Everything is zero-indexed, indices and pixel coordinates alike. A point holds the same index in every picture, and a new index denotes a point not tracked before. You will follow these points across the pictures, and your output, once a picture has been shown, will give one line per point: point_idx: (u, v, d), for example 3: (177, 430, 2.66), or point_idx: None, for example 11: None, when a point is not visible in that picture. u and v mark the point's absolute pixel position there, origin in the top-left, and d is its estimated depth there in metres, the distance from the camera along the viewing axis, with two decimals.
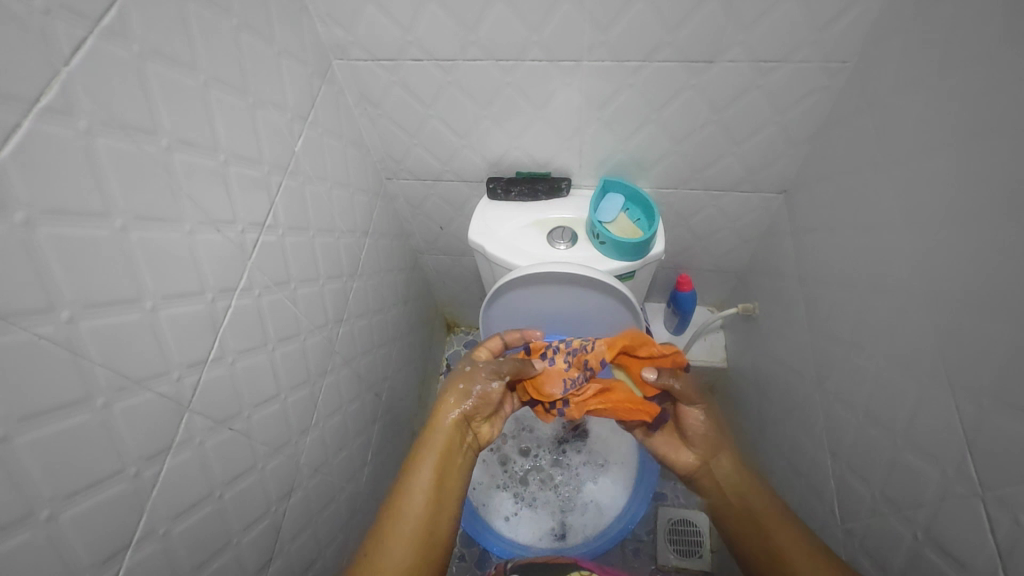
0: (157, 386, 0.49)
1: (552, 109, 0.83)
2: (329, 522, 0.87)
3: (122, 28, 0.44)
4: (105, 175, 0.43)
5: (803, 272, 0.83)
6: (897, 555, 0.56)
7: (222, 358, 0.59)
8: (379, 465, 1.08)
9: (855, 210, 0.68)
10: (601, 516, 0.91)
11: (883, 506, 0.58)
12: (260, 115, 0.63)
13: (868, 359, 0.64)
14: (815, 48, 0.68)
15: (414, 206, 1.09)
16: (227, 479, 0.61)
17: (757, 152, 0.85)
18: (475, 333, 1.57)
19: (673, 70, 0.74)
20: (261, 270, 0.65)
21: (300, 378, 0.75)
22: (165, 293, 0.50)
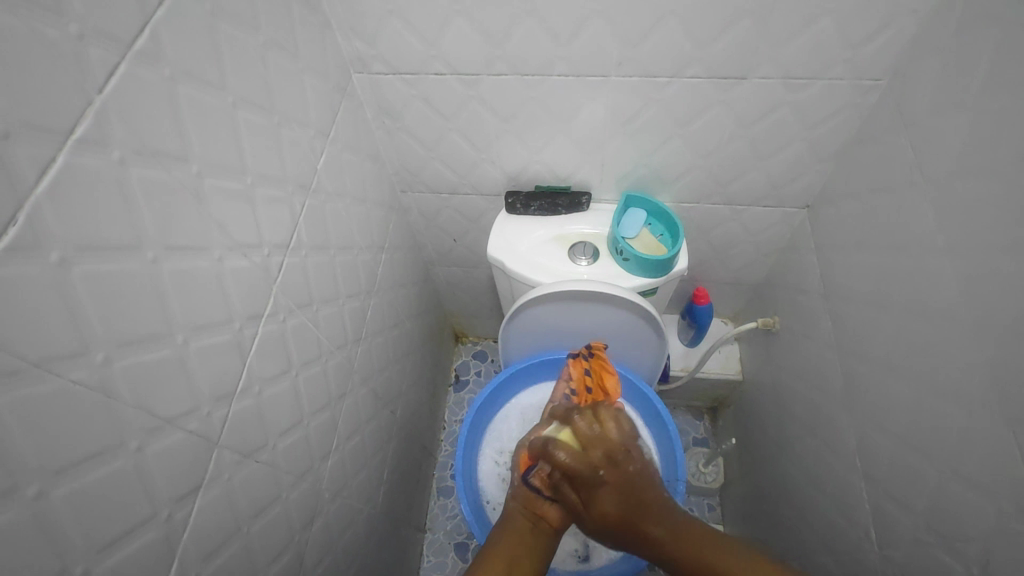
0: (188, 424, 0.48)
1: (576, 124, 0.81)
2: (347, 545, 0.86)
3: (154, 51, 0.41)
4: (139, 207, 0.41)
5: (828, 290, 0.83)
6: None
7: (249, 389, 0.57)
8: (394, 483, 1.06)
9: (889, 231, 0.67)
10: None
11: (924, 536, 0.57)
12: (285, 133, 0.61)
13: (897, 385, 0.63)
14: (848, 66, 0.67)
15: (428, 219, 1.07)
16: (253, 512, 0.59)
17: (782, 168, 0.84)
18: (484, 342, 1.55)
19: (700, 87, 0.72)
20: (286, 294, 0.63)
21: (321, 401, 0.73)
22: (196, 325, 0.48)
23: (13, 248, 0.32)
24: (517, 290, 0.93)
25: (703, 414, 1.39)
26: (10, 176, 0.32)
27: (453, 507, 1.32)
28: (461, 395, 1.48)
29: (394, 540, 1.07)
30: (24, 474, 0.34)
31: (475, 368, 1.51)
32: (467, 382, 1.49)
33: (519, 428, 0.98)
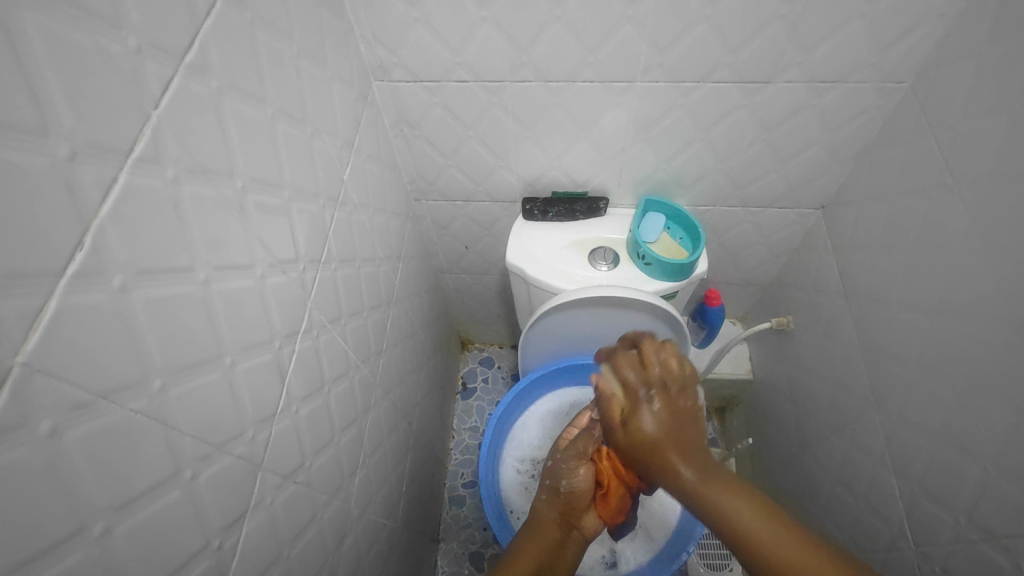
0: (236, 448, 0.46)
1: (598, 129, 0.81)
2: (373, 562, 0.84)
3: (202, 64, 0.40)
4: (190, 226, 0.39)
5: (850, 290, 0.83)
6: None
7: (288, 408, 0.55)
8: (412, 496, 1.04)
9: (917, 231, 0.68)
10: (652, 543, 0.88)
11: (970, 533, 0.58)
12: (316, 144, 0.59)
13: (937, 383, 0.63)
14: (873, 69, 0.68)
15: (440, 226, 1.06)
16: (293, 535, 0.57)
17: (800, 171, 0.85)
18: (490, 349, 1.54)
19: (727, 91, 0.73)
20: (319, 309, 0.61)
21: (349, 417, 0.72)
22: (241, 346, 0.46)
23: (79, 274, 0.30)
24: (536, 296, 0.92)
25: (712, 414, 1.40)
26: (76, 199, 0.30)
27: (466, 517, 1.30)
28: (469, 402, 1.46)
29: (413, 554, 1.05)
30: (91, 512, 0.32)
31: (482, 375, 1.50)
32: (474, 389, 1.48)
33: (541, 436, 0.97)
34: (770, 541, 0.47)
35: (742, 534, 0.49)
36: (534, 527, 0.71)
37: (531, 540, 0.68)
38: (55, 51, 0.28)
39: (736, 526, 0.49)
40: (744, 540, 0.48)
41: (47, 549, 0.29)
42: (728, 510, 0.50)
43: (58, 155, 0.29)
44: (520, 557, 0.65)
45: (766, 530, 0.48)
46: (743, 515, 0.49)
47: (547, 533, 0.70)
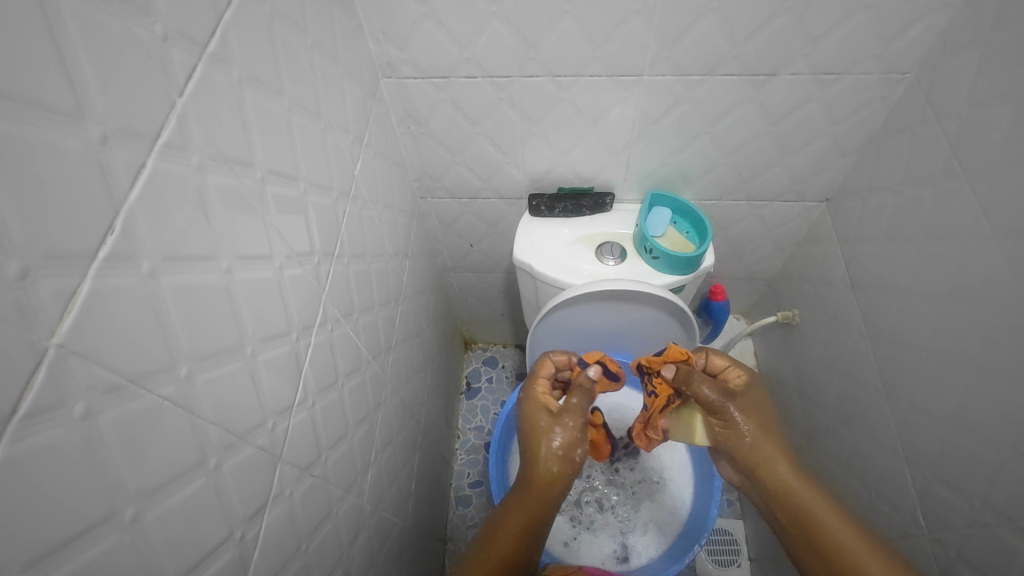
0: (257, 438, 0.46)
1: (605, 123, 0.81)
2: (385, 560, 0.83)
3: (224, 54, 0.40)
4: (215, 215, 0.39)
5: (857, 280, 0.84)
6: (1007, 567, 0.55)
7: (305, 401, 0.55)
8: (420, 495, 1.04)
9: (925, 219, 0.69)
10: (662, 537, 0.88)
11: (986, 517, 0.58)
12: (329, 139, 0.60)
13: (949, 369, 0.64)
14: (877, 60, 0.69)
15: (446, 224, 1.06)
16: (310, 530, 0.57)
17: (805, 163, 0.86)
18: (494, 349, 1.54)
19: (733, 83, 0.73)
20: (333, 303, 0.61)
21: (362, 412, 0.71)
22: (261, 336, 0.46)
23: (110, 258, 0.30)
24: (544, 292, 0.93)
25: None
26: (108, 181, 0.30)
27: (473, 517, 1.29)
28: (473, 402, 1.46)
29: (422, 553, 1.05)
30: (121, 497, 0.32)
31: (486, 375, 1.50)
32: (479, 389, 1.48)
33: None
34: (841, 541, 0.63)
35: (820, 532, 0.64)
36: (526, 492, 0.76)
37: (517, 510, 0.76)
38: (88, 35, 0.29)
39: (820, 531, 0.64)
40: (816, 535, 0.64)
41: (81, 534, 0.29)
42: (822, 517, 0.65)
43: (91, 138, 0.29)
44: (504, 525, 0.75)
45: (844, 543, 0.62)
46: (825, 522, 0.65)
47: (538, 493, 0.76)
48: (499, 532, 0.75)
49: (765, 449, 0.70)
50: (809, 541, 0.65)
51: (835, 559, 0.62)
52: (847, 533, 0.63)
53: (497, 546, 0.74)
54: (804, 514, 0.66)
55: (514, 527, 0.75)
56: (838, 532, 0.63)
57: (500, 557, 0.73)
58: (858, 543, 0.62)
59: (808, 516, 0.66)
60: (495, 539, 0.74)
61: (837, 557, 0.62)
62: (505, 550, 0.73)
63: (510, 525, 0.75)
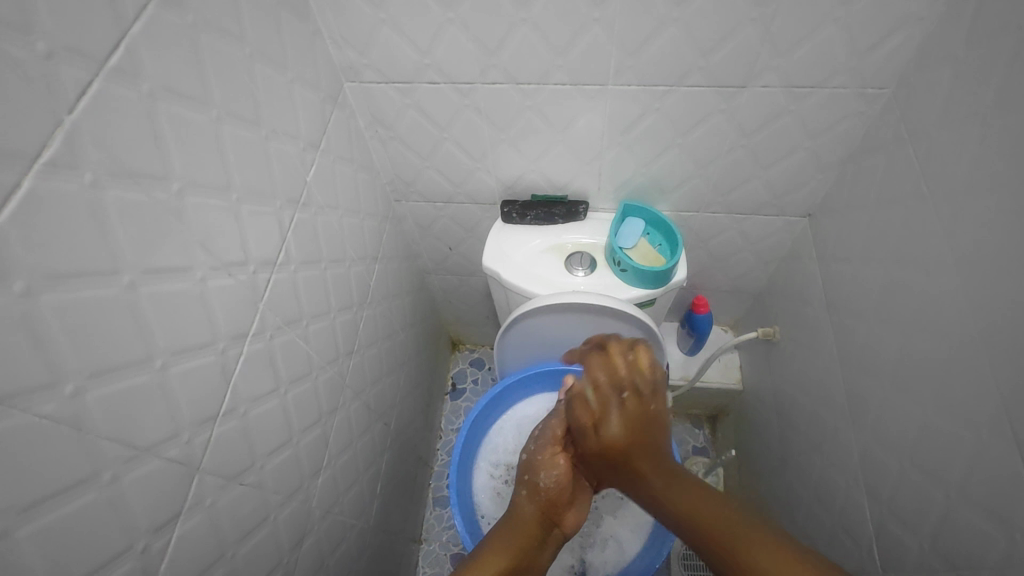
0: (167, 450, 0.46)
1: (573, 132, 0.80)
2: (339, 562, 0.83)
3: (131, 67, 0.40)
4: (113, 230, 0.39)
5: (832, 301, 0.81)
6: None
7: (235, 410, 0.55)
8: (388, 496, 1.04)
9: (895, 243, 0.66)
10: (621, 553, 0.87)
11: (933, 560, 0.55)
12: (272, 146, 0.59)
13: (908, 403, 0.61)
14: (852, 74, 0.65)
15: (423, 227, 1.06)
16: (238, 537, 0.57)
17: (783, 178, 0.83)
18: (481, 350, 1.53)
19: (702, 95, 0.71)
20: (274, 310, 0.61)
21: (311, 418, 0.71)
22: (175, 348, 0.46)
23: None
24: (513, 300, 0.91)
25: (703, 422, 1.37)
26: None
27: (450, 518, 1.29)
28: (457, 403, 1.46)
29: (388, 554, 1.05)
30: None
31: (472, 377, 1.50)
32: (463, 390, 1.48)
33: (516, 441, 0.97)
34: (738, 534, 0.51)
35: (732, 541, 0.51)
36: (511, 522, 0.67)
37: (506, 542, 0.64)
38: None
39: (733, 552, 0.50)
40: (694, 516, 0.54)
41: None
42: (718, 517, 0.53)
43: None
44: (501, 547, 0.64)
45: (754, 539, 0.50)
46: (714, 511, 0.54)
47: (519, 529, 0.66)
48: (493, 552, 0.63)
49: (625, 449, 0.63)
50: (697, 537, 0.53)
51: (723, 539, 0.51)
52: (749, 522, 0.52)
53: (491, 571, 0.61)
54: (700, 515, 0.54)
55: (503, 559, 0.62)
56: (750, 535, 0.51)
57: None
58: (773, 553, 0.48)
59: (693, 504, 0.55)
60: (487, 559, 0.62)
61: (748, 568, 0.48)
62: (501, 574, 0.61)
63: (500, 548, 0.63)
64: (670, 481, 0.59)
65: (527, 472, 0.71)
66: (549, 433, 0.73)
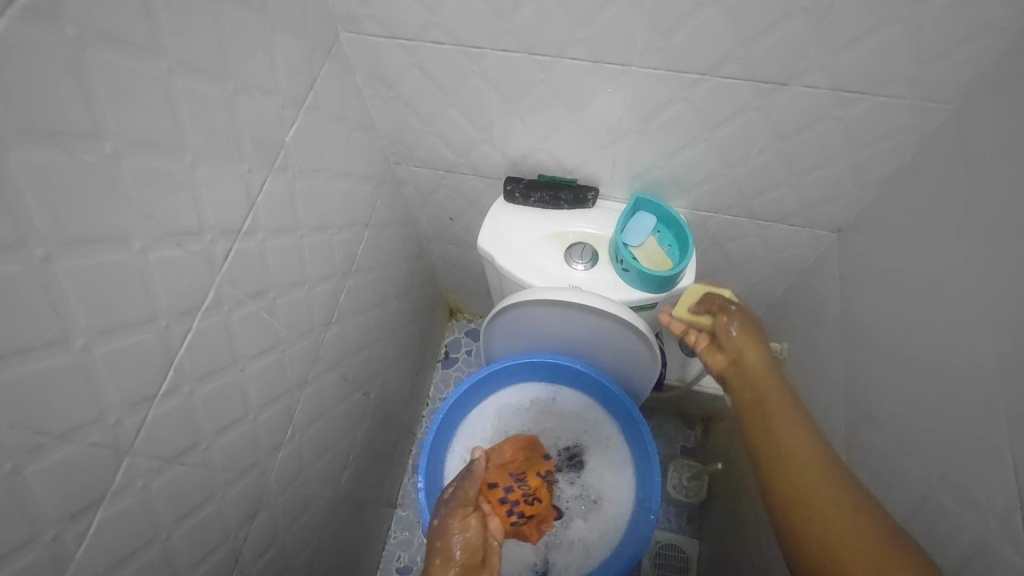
0: (87, 435, 0.42)
1: (588, 113, 0.72)
2: (300, 532, 0.82)
3: (52, 7, 0.34)
4: (21, 198, 0.34)
5: (847, 331, 0.74)
6: None
7: (178, 388, 0.51)
8: (361, 465, 1.02)
9: (928, 284, 0.58)
10: (585, 559, 0.85)
11: None
12: (243, 103, 0.53)
13: (911, 464, 0.55)
14: (911, 84, 0.57)
15: (423, 194, 0.99)
16: (176, 517, 0.54)
17: (816, 189, 0.74)
18: (478, 321, 1.49)
19: (736, 88, 0.63)
20: (234, 282, 0.56)
21: (274, 392, 0.68)
22: (103, 327, 0.42)
23: None
24: (506, 286, 0.86)
25: (695, 423, 1.33)
26: None
27: None
28: (448, 372, 1.43)
29: (357, 520, 1.04)
30: None
31: (466, 348, 1.46)
32: (456, 360, 1.45)
33: (494, 427, 0.94)
34: (851, 536, 0.51)
35: (823, 536, 0.53)
36: None
37: None
38: None
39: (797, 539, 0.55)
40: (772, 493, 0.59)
41: None
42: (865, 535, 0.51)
43: None
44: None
45: (799, 493, 0.56)
46: (801, 477, 0.57)
47: None
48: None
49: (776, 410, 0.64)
50: (764, 464, 0.61)
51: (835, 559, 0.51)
52: (864, 514, 0.52)
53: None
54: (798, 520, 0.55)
55: None
56: (811, 485, 0.56)
57: None
58: (853, 526, 0.51)
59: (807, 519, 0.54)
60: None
61: (823, 546, 0.52)
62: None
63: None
64: (764, 435, 0.63)
65: (439, 539, 0.66)
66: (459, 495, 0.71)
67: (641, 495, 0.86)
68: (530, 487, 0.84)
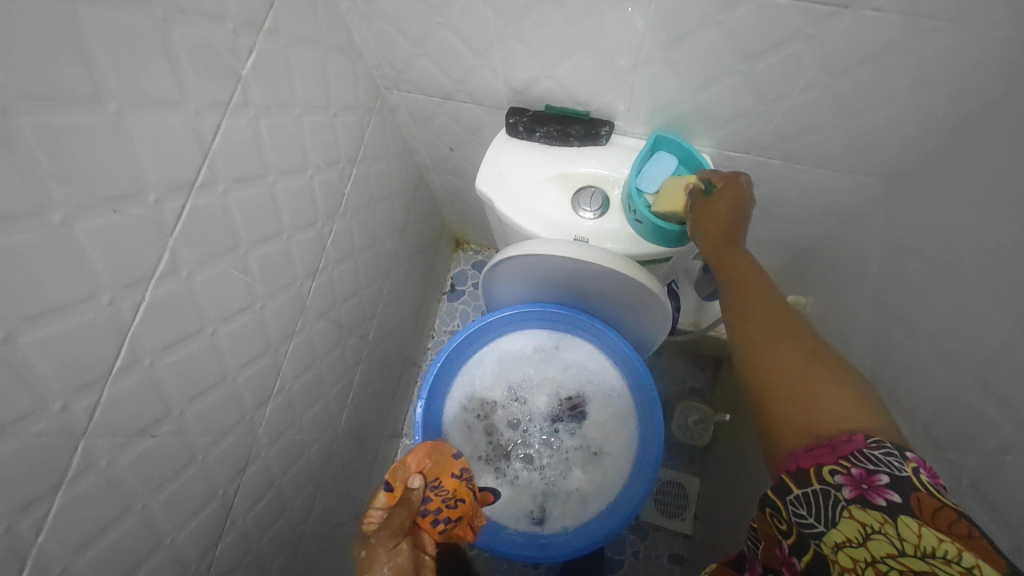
0: (29, 427, 0.39)
1: (602, 37, 0.61)
2: (299, 476, 0.82)
3: None
4: None
5: (882, 296, 0.66)
6: None
7: (137, 362, 0.47)
8: (362, 404, 1.01)
9: (986, 259, 0.50)
10: (583, 509, 0.84)
11: None
12: (177, 33, 0.45)
13: (939, 459, 0.50)
14: (1005, 10, 0.45)
15: (419, 123, 0.90)
16: (152, 485, 0.53)
17: (866, 131, 0.64)
18: (485, 252, 1.43)
19: (782, 11, 0.51)
20: (192, 243, 0.50)
21: (256, 350, 0.64)
22: (28, 313, 0.37)
23: None
24: (508, 233, 0.79)
25: (707, 364, 1.29)
26: None
27: None
28: (454, 305, 1.40)
29: (361, 455, 1.05)
30: None
31: (472, 280, 1.41)
32: (462, 293, 1.40)
33: (495, 375, 0.91)
34: (826, 413, 0.44)
35: (787, 393, 0.47)
36: None
37: None
38: None
39: (774, 425, 0.47)
40: (770, 415, 0.48)
41: None
42: (840, 401, 0.44)
43: None
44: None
45: (780, 368, 0.49)
46: (766, 346, 0.52)
47: None
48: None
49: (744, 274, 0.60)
50: (742, 343, 0.54)
51: (814, 418, 0.44)
52: (831, 375, 0.46)
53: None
54: (759, 367, 0.51)
55: None
56: (784, 358, 0.49)
57: None
58: (794, 366, 0.48)
59: (753, 347, 0.53)
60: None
61: (801, 401, 0.46)
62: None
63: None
64: (744, 285, 0.58)
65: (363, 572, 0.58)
66: (392, 523, 0.63)
67: (643, 451, 0.84)
68: (447, 490, 0.73)
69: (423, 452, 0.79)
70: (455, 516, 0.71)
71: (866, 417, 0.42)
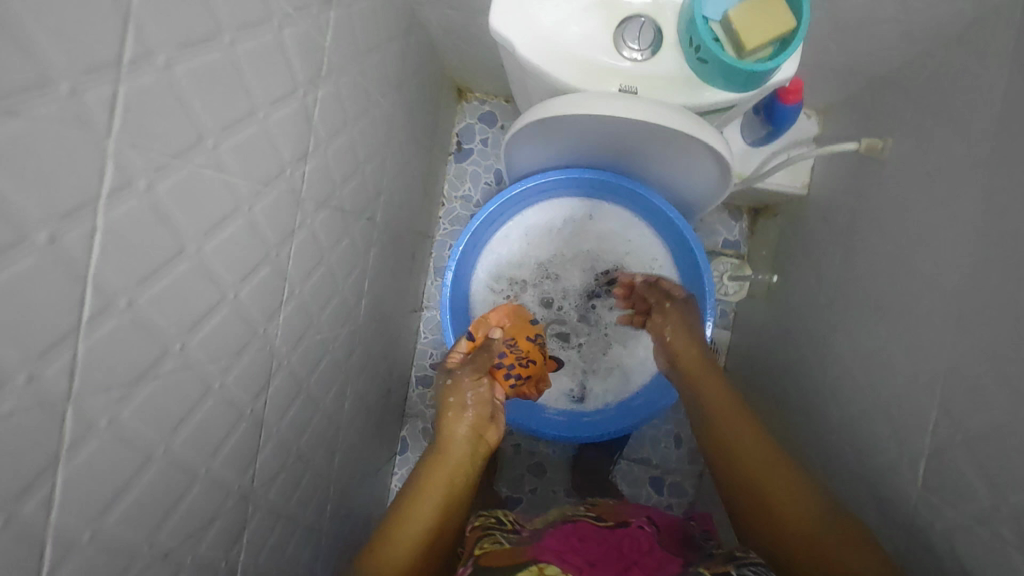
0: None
1: None
2: (326, 374, 0.78)
3: None
4: None
5: (1007, 142, 0.54)
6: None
7: (112, 306, 0.38)
8: (379, 289, 0.94)
9: None
10: (625, 386, 0.85)
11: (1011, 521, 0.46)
12: None
13: None
14: None
15: None
16: (171, 426, 0.47)
17: None
18: (493, 101, 1.25)
19: None
20: (144, 144, 0.38)
21: (254, 258, 0.54)
22: None
23: None
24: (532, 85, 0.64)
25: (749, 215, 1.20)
26: None
27: None
28: (462, 165, 1.26)
29: (384, 338, 1.01)
30: None
31: (480, 135, 1.25)
32: (470, 151, 1.26)
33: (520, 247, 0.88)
34: (820, 550, 0.55)
35: (774, 514, 0.59)
36: (439, 461, 0.61)
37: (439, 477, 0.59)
38: None
39: (775, 520, 0.59)
40: (749, 501, 0.61)
41: None
42: (804, 500, 0.58)
43: None
44: (439, 465, 0.61)
45: (789, 483, 0.60)
46: (770, 470, 0.61)
47: (450, 459, 0.61)
48: (392, 548, 0.55)
49: (727, 409, 0.67)
50: (728, 479, 0.64)
51: (796, 537, 0.56)
52: (827, 531, 0.55)
53: (435, 482, 0.59)
54: (738, 485, 0.62)
55: (431, 507, 0.58)
56: (777, 480, 0.60)
57: (416, 536, 0.56)
58: (793, 490, 0.59)
59: (733, 474, 0.63)
60: (397, 526, 0.56)
61: (787, 494, 0.59)
62: (426, 537, 0.56)
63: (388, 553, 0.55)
64: (720, 419, 0.67)
65: (450, 396, 0.65)
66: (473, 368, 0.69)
67: None
68: (523, 350, 0.76)
69: (504, 310, 0.82)
70: (526, 374, 0.74)
71: (808, 500, 0.58)
